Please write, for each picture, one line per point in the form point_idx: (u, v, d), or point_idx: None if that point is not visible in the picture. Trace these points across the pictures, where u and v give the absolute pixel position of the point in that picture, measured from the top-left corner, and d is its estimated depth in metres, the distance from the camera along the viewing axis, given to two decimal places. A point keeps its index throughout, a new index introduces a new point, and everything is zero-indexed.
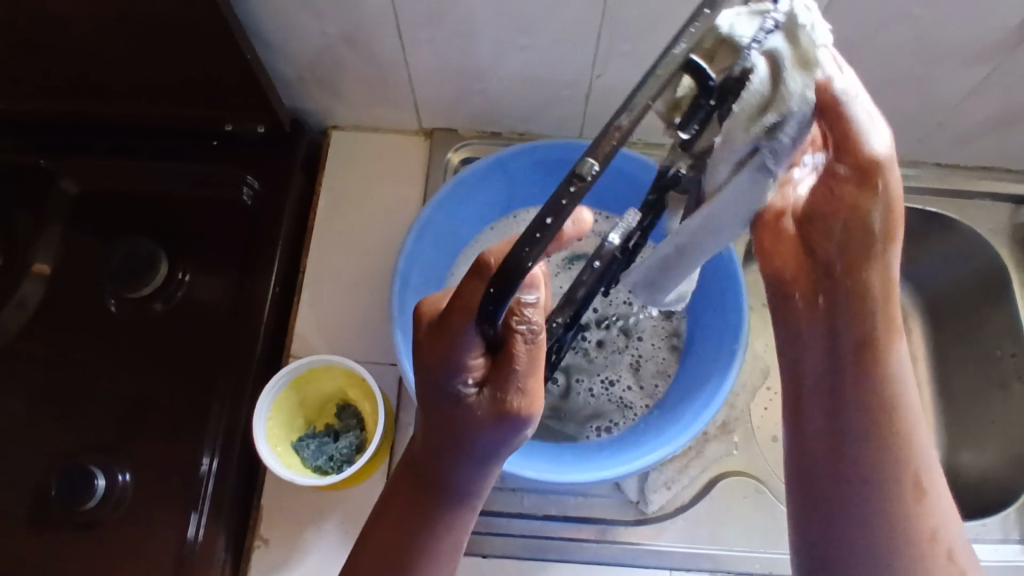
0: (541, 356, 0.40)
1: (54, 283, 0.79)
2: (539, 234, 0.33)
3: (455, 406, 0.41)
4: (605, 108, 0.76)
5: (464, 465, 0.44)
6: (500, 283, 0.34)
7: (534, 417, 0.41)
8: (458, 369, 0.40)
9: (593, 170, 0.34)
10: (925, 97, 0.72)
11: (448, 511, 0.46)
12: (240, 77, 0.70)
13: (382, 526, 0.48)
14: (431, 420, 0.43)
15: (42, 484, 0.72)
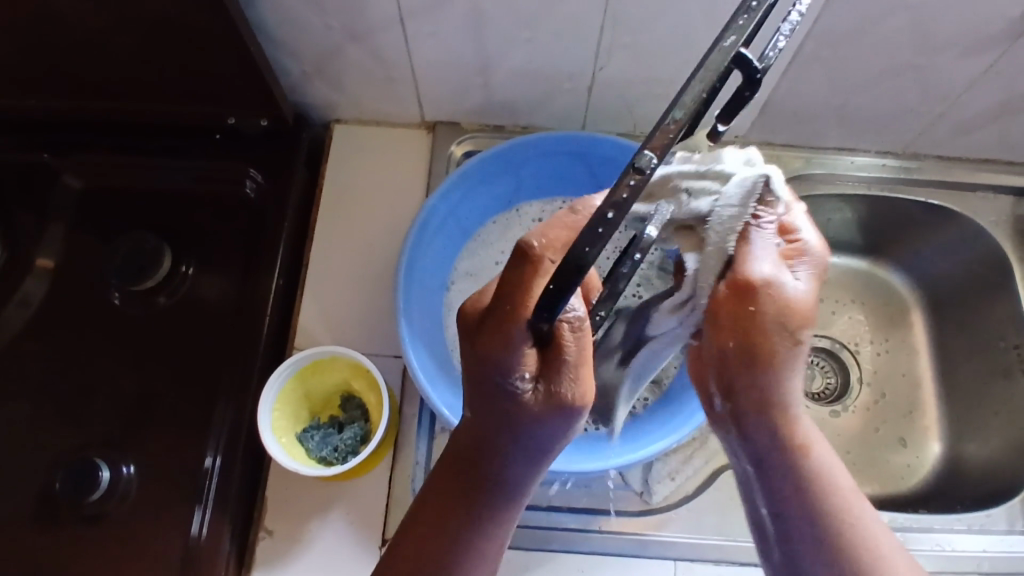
0: (586, 347, 0.43)
1: (57, 278, 0.79)
2: (600, 229, 0.32)
3: (510, 400, 0.43)
4: (608, 101, 0.76)
5: (516, 455, 0.46)
6: (560, 278, 0.33)
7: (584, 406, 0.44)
8: (513, 365, 0.41)
9: (651, 164, 0.33)
10: (928, 89, 0.72)
11: (494, 503, 0.48)
12: (242, 71, 0.70)
13: (422, 530, 0.48)
14: (480, 414, 0.45)
15: (48, 478, 0.72)
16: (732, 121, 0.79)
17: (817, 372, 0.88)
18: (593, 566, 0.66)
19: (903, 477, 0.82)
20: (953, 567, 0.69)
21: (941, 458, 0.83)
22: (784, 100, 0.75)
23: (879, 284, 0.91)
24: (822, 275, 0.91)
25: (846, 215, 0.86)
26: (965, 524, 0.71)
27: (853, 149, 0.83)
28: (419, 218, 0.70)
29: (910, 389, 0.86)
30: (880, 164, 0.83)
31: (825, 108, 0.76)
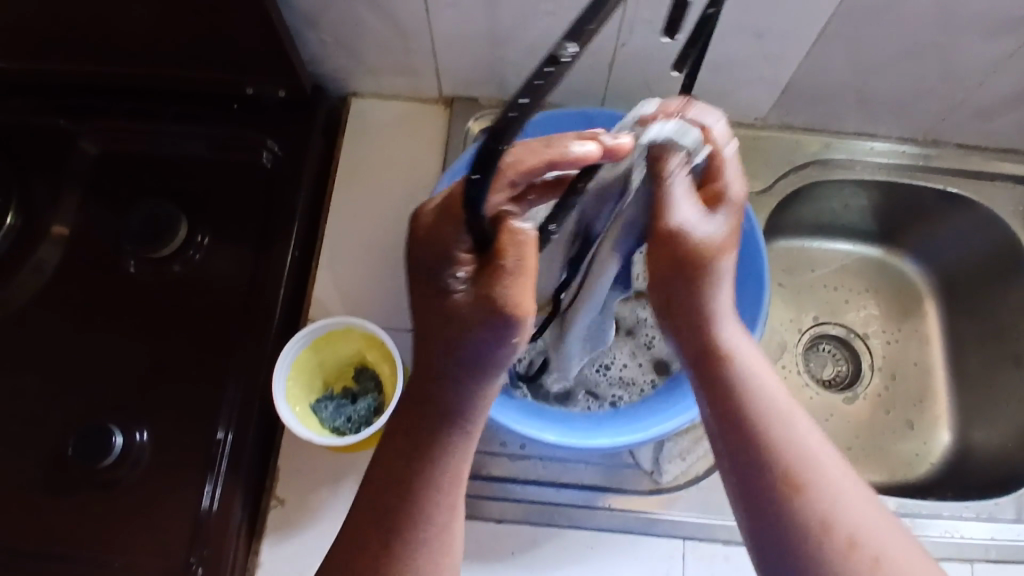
0: (528, 254, 0.42)
1: (72, 244, 0.79)
2: (511, 115, 0.33)
3: (445, 302, 0.43)
4: (628, 79, 0.76)
5: (460, 371, 0.45)
6: (479, 165, 0.35)
7: (524, 316, 0.43)
8: (447, 263, 0.43)
9: (569, 54, 0.34)
10: (951, 72, 0.71)
11: (442, 427, 0.47)
12: (259, 38, 0.69)
13: (386, 453, 0.49)
14: (428, 326, 0.45)
15: (61, 442, 0.72)
16: (752, 102, 0.78)
17: (828, 359, 0.87)
18: (602, 542, 0.67)
19: (911, 465, 0.82)
20: (960, 554, 0.69)
21: (950, 446, 0.83)
22: (803, 81, 0.74)
23: (892, 272, 0.91)
24: (837, 263, 0.91)
25: (862, 202, 0.85)
26: (974, 512, 0.71)
27: (873, 135, 0.83)
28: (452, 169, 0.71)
29: (921, 378, 0.86)
30: (901, 150, 0.83)
31: (846, 91, 0.75)
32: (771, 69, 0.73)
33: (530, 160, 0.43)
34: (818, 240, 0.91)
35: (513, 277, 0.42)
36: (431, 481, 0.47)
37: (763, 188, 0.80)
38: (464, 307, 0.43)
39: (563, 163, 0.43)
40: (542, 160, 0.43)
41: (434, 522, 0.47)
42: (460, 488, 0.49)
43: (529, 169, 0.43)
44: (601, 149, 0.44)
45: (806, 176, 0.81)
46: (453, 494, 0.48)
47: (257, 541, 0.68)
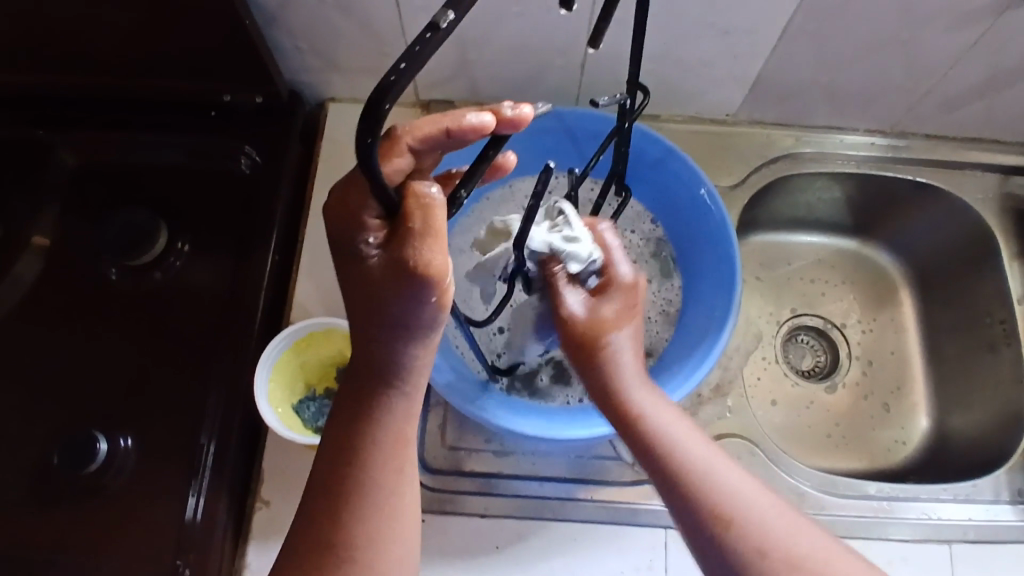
0: (436, 214, 0.41)
1: (52, 256, 0.79)
2: (393, 77, 0.33)
3: (361, 266, 0.43)
4: (600, 78, 0.77)
5: (389, 333, 0.45)
6: (367, 126, 0.33)
7: (438, 274, 0.42)
8: (358, 232, 0.42)
9: (449, 19, 0.35)
10: (914, 64, 0.73)
11: (380, 390, 0.48)
12: (235, 46, 0.70)
13: (336, 423, 0.49)
14: (354, 290, 0.45)
15: (45, 452, 0.72)
16: (722, 99, 0.80)
17: (807, 350, 0.89)
18: (586, 533, 0.68)
19: (891, 452, 0.83)
20: (939, 535, 0.70)
21: (928, 431, 0.84)
22: (771, 76, 0.76)
23: (868, 263, 0.92)
24: (814, 256, 0.92)
25: (835, 194, 0.87)
26: (952, 494, 0.72)
27: (842, 128, 0.84)
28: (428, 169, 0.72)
29: (898, 365, 0.87)
30: (871, 143, 0.84)
31: (813, 85, 0.77)
32: (739, 65, 0.74)
33: (425, 126, 0.42)
34: (795, 234, 0.92)
35: (423, 237, 0.41)
36: (375, 444, 0.48)
37: (736, 182, 0.82)
38: (379, 270, 0.42)
39: (461, 132, 0.43)
40: (436, 130, 0.42)
41: (382, 484, 0.48)
42: (408, 450, 0.50)
43: (424, 132, 0.42)
44: (499, 120, 0.44)
45: (777, 170, 0.83)
46: (400, 454, 0.49)
47: (243, 544, 0.68)
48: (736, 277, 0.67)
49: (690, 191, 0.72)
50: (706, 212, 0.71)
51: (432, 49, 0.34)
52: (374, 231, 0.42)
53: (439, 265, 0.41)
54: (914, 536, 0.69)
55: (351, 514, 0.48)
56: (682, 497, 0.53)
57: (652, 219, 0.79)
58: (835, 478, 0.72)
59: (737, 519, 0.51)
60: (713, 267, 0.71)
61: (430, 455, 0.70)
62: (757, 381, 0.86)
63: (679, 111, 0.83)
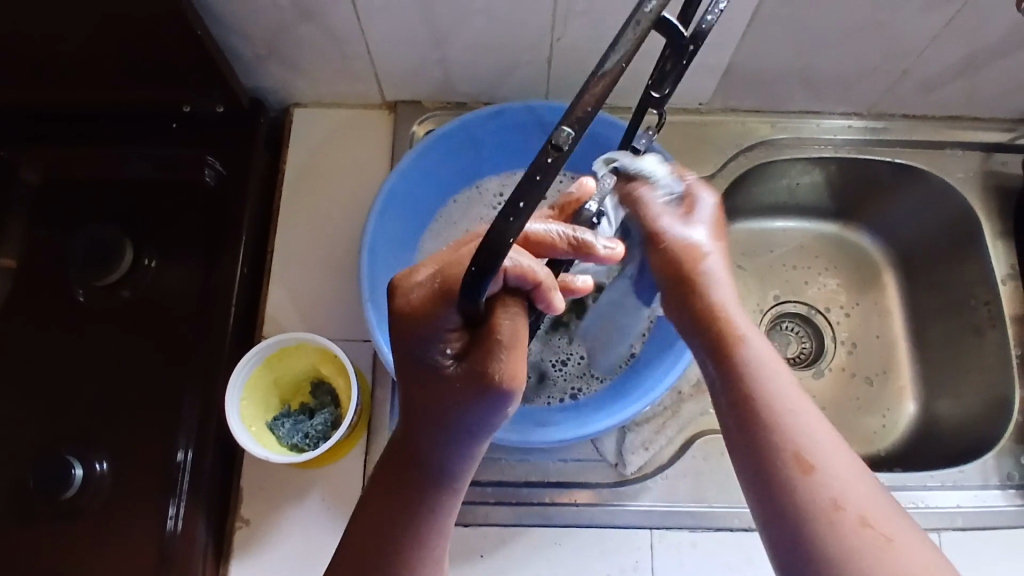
0: (520, 333, 0.42)
1: (18, 276, 0.77)
2: (511, 217, 0.32)
3: (432, 372, 0.43)
4: (569, 72, 0.75)
5: (447, 438, 0.45)
6: (482, 262, 0.33)
7: (515, 390, 0.42)
8: (433, 339, 0.42)
9: (568, 140, 0.33)
10: (887, 46, 0.71)
11: (429, 490, 0.47)
12: (193, 55, 0.68)
13: (371, 511, 0.49)
14: (412, 389, 0.44)
15: (17, 478, 0.70)
16: (695, 88, 0.78)
17: (791, 337, 0.88)
18: (569, 538, 0.67)
19: (878, 436, 0.83)
20: (929, 523, 0.69)
21: (916, 416, 0.83)
22: (743, 64, 0.74)
23: (850, 246, 0.91)
24: (797, 241, 0.91)
25: (815, 178, 0.85)
26: (940, 481, 0.71)
27: (819, 111, 0.83)
28: (396, 169, 0.70)
29: (884, 350, 0.87)
30: (847, 126, 0.83)
31: (787, 71, 0.76)
32: (710, 55, 0.73)
33: (528, 265, 0.43)
34: (775, 219, 0.91)
35: (509, 352, 0.41)
36: (421, 541, 0.48)
37: (710, 174, 0.80)
38: (455, 380, 0.42)
39: (545, 293, 0.44)
40: (533, 280, 0.43)
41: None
42: (448, 544, 0.50)
43: (525, 272, 0.42)
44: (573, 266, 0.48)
45: (754, 158, 0.81)
46: (440, 548, 0.49)
47: (223, 563, 0.67)
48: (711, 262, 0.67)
49: None
50: None
51: (548, 183, 0.33)
52: (451, 340, 0.42)
53: (518, 380, 0.42)
54: None
55: None
56: (767, 451, 0.47)
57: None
58: None
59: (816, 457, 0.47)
60: None
61: None
62: None
63: None
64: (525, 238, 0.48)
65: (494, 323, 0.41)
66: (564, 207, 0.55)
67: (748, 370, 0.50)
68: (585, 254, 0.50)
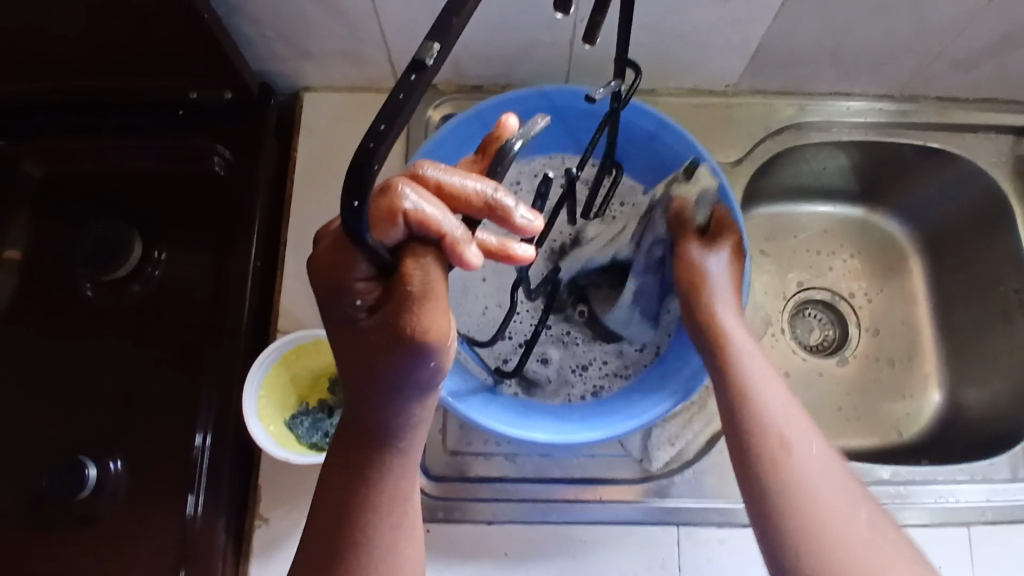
0: (438, 280, 0.38)
1: (24, 271, 0.75)
2: (372, 144, 0.31)
3: (352, 326, 0.40)
4: (590, 54, 0.72)
5: (379, 396, 0.42)
6: (354, 192, 0.31)
7: (435, 338, 0.38)
8: (344, 292, 0.39)
9: (433, 55, 0.33)
10: (922, 26, 0.69)
11: (377, 450, 0.44)
12: (198, 41, 0.66)
13: (328, 477, 0.47)
14: (342, 349, 0.42)
15: (31, 479, 0.69)
16: (720, 70, 0.75)
17: (814, 324, 0.86)
18: (593, 535, 0.66)
19: (903, 425, 0.81)
20: (957, 517, 0.68)
21: (941, 405, 0.82)
22: (771, 45, 0.71)
23: (876, 232, 0.89)
24: (820, 226, 0.89)
25: (841, 162, 0.83)
26: (969, 475, 0.70)
27: (848, 93, 0.80)
28: (414, 157, 0.67)
29: (908, 337, 0.85)
30: (878, 108, 0.80)
31: (816, 52, 0.73)
32: (738, 35, 0.70)
33: (432, 213, 0.37)
34: (800, 203, 0.88)
35: (422, 300, 0.38)
36: (371, 504, 0.45)
37: (735, 159, 0.78)
38: (370, 334, 0.39)
39: (450, 253, 0.38)
40: (436, 230, 0.37)
41: (376, 544, 0.46)
42: (407, 507, 0.47)
43: (427, 220, 0.37)
44: (493, 216, 0.40)
45: (783, 142, 0.79)
46: (394, 513, 0.46)
47: (244, 562, 0.67)
48: (743, 242, 0.64)
49: (688, 167, 0.68)
50: None
51: (414, 100, 0.32)
52: (363, 291, 0.39)
53: (439, 328, 0.38)
54: (931, 520, 0.68)
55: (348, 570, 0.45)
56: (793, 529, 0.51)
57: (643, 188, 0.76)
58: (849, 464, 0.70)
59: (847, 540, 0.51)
60: None
61: (432, 462, 0.68)
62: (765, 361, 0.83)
63: (676, 84, 0.78)
64: (437, 187, 0.40)
65: (404, 268, 0.38)
66: (486, 148, 0.44)
67: (769, 435, 0.55)
68: (499, 218, 0.40)
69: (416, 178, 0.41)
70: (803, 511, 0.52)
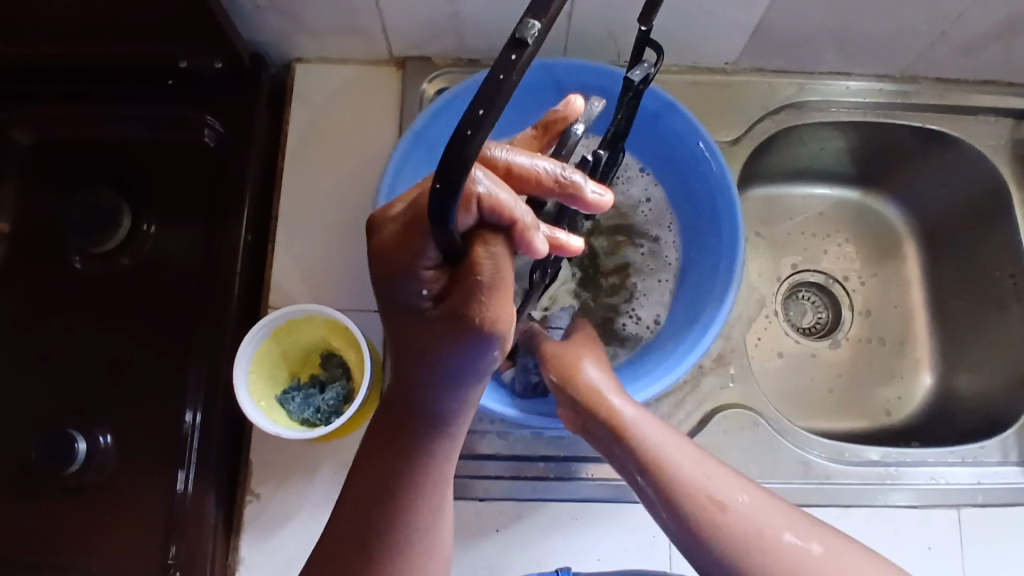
0: (506, 268, 0.37)
1: (10, 242, 0.73)
2: (468, 132, 0.29)
3: (413, 314, 0.39)
4: (589, 28, 0.71)
5: (436, 382, 0.42)
6: (445, 176, 0.30)
7: (501, 331, 0.38)
8: (410, 280, 0.38)
9: (534, 33, 0.31)
10: (928, 7, 0.68)
11: (426, 434, 0.45)
12: (189, 9, 0.64)
13: (370, 456, 0.47)
14: (399, 334, 0.41)
15: (20, 452, 0.69)
16: (720, 47, 0.74)
17: (808, 306, 0.86)
18: (582, 513, 0.66)
19: (893, 409, 0.82)
20: (946, 500, 0.69)
21: (932, 388, 0.82)
22: (774, 24, 0.70)
23: (872, 215, 0.88)
24: (816, 209, 0.88)
25: (839, 144, 0.82)
26: (959, 457, 0.71)
27: (848, 73, 0.79)
28: (410, 130, 0.66)
29: (901, 321, 0.85)
30: (878, 90, 0.79)
31: (820, 30, 0.71)
32: (741, 12, 0.69)
33: (506, 198, 0.36)
34: (796, 185, 0.88)
35: (491, 291, 0.37)
36: (416, 485, 0.47)
37: (736, 137, 0.77)
38: (436, 322, 0.39)
39: (522, 240, 0.38)
40: (510, 217, 0.37)
41: (417, 527, 0.47)
42: (447, 489, 0.48)
43: (501, 206, 0.36)
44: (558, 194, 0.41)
45: (782, 121, 0.78)
46: (438, 495, 0.48)
47: (234, 536, 0.67)
48: (738, 225, 0.64)
49: (688, 145, 0.68)
50: (705, 167, 0.67)
51: (511, 83, 0.30)
52: (430, 281, 0.38)
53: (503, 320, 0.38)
54: (920, 502, 0.69)
55: (390, 552, 0.47)
56: None
57: (640, 167, 0.75)
58: (841, 446, 0.70)
59: None
60: (715, 225, 0.68)
61: None
62: (757, 342, 0.83)
63: (676, 61, 0.77)
64: (507, 169, 0.40)
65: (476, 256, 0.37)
66: (547, 127, 0.46)
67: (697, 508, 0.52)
68: (569, 196, 0.41)
69: (484, 159, 0.40)
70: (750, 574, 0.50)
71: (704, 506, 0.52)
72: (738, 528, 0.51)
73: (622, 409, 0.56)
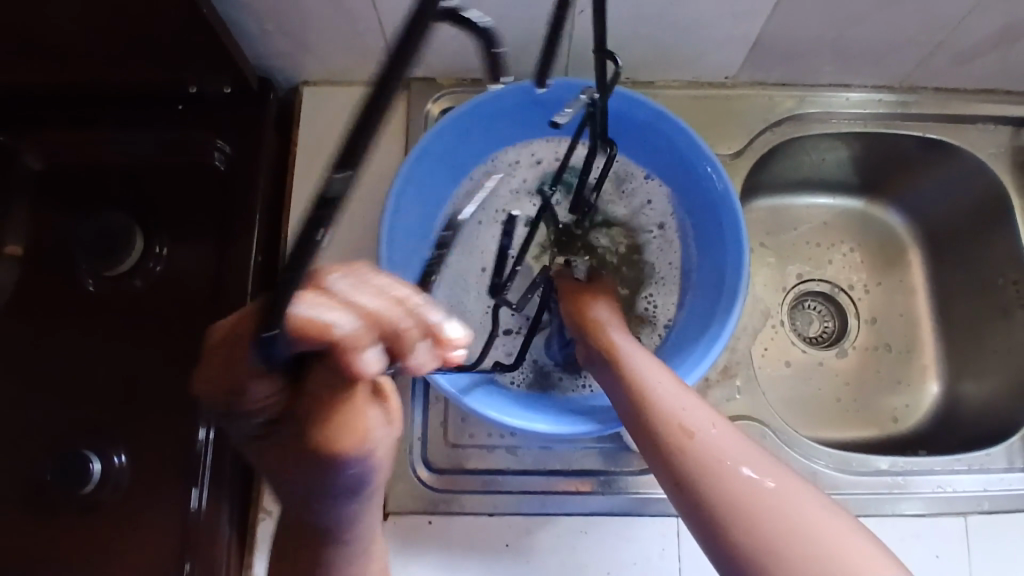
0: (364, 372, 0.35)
1: (25, 265, 0.75)
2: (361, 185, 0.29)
3: (281, 424, 0.37)
4: (589, 46, 0.72)
5: (323, 476, 0.39)
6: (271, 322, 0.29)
7: None
8: (244, 406, 0.36)
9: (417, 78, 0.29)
10: (924, 18, 0.68)
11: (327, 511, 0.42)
12: (198, 34, 0.65)
13: (289, 522, 0.45)
14: (274, 441, 0.38)
15: (36, 471, 0.70)
16: (720, 62, 0.75)
17: (814, 315, 0.86)
18: (592, 526, 0.67)
19: (901, 417, 0.82)
20: (954, 508, 0.69)
21: (939, 396, 0.82)
22: (772, 38, 0.71)
23: (876, 224, 0.89)
24: (820, 218, 0.89)
25: (841, 154, 0.83)
26: (966, 465, 0.71)
27: (848, 85, 0.80)
28: (415, 149, 0.67)
29: (907, 328, 0.85)
30: (877, 100, 0.80)
31: (818, 43, 0.72)
32: (739, 28, 0.70)
33: (339, 327, 0.33)
34: (799, 196, 0.88)
35: None
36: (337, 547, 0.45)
37: (738, 150, 0.78)
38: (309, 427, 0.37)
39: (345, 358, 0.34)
40: (336, 344, 0.33)
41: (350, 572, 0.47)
42: (375, 541, 0.47)
43: (335, 336, 0.33)
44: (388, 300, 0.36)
45: (783, 133, 0.79)
46: (366, 548, 0.47)
47: (247, 551, 0.69)
48: (742, 239, 0.65)
49: (690, 161, 0.68)
50: (708, 183, 0.68)
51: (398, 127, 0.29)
52: (265, 404, 0.36)
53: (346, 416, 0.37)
54: (928, 510, 0.69)
55: None
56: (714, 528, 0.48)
57: (645, 172, 0.75)
58: (848, 456, 0.70)
59: (764, 515, 0.46)
60: (719, 239, 0.68)
61: (434, 455, 0.69)
62: (764, 352, 0.83)
63: (676, 77, 0.78)
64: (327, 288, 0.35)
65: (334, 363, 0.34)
66: None
67: (675, 427, 0.53)
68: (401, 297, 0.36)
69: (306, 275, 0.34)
70: (725, 503, 0.48)
71: (678, 431, 0.53)
72: (707, 456, 0.51)
73: (626, 346, 0.61)
